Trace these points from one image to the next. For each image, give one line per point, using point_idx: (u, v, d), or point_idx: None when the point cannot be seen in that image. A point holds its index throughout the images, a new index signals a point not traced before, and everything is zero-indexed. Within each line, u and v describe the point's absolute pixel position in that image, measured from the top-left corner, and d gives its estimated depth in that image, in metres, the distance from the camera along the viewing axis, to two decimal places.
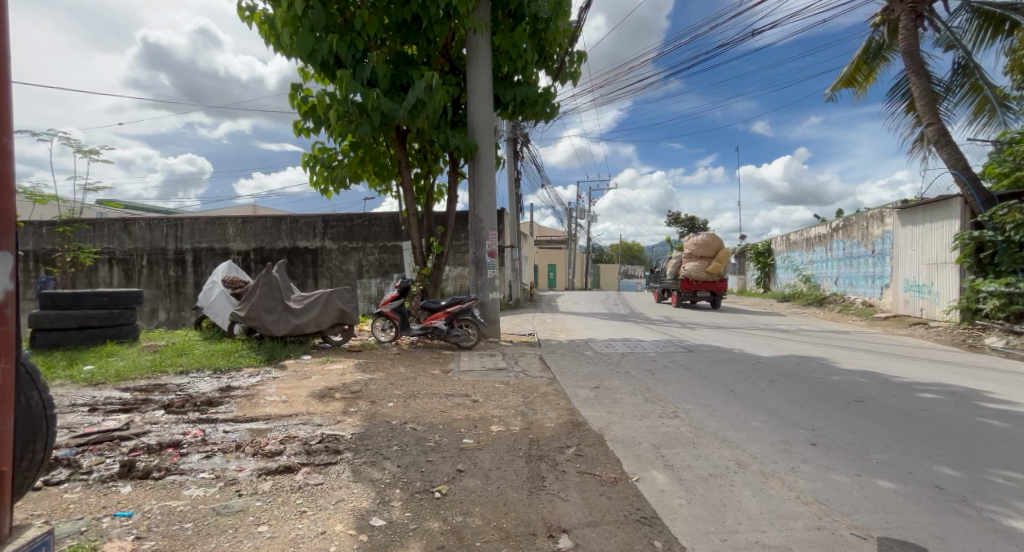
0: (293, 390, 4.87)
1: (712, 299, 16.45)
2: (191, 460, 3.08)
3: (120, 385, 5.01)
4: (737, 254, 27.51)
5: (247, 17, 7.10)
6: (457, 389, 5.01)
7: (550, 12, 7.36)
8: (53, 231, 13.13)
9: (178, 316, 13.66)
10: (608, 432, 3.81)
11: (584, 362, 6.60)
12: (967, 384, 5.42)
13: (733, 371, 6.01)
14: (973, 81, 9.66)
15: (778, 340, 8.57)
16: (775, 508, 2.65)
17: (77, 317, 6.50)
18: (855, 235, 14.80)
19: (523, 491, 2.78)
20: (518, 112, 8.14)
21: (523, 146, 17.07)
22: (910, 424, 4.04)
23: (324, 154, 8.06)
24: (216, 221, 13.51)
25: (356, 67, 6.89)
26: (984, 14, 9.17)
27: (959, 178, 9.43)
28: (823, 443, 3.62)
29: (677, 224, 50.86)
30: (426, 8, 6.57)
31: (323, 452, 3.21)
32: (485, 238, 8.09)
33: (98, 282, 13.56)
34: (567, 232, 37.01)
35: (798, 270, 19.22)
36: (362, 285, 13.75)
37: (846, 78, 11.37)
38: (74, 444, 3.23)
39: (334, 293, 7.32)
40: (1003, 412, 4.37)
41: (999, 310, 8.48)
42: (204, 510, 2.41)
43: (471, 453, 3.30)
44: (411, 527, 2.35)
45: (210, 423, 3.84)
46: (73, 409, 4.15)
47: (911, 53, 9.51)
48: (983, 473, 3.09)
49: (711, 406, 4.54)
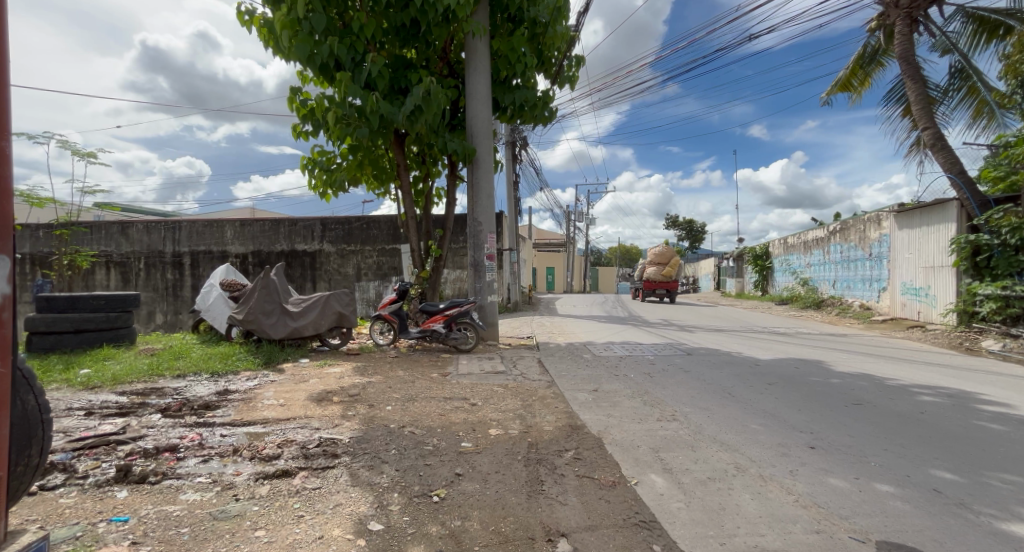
0: (291, 393, 4.86)
1: (668, 297, 20.44)
2: (188, 464, 3.06)
3: (116, 388, 4.99)
4: (735, 258, 27.59)
5: (246, 22, 7.12)
6: (455, 393, 5.00)
7: (550, 16, 7.36)
8: (50, 234, 13.09)
9: (175, 319, 13.62)
10: (608, 435, 3.80)
11: (582, 366, 6.58)
12: (964, 387, 5.43)
13: (732, 374, 6.00)
14: (970, 85, 9.69)
15: (777, 343, 8.56)
16: (774, 512, 2.65)
17: (73, 321, 6.47)
18: (852, 238, 14.84)
19: (522, 495, 2.77)
20: (517, 115, 8.16)
21: (522, 150, 17.11)
22: (907, 427, 4.05)
23: (323, 156, 8.07)
24: (214, 224, 13.51)
25: (356, 71, 6.91)
26: (978, 19, 9.24)
27: (955, 181, 9.46)
28: (821, 446, 3.62)
29: (675, 227, 51.11)
30: (426, 12, 6.58)
31: (321, 455, 3.20)
32: (483, 241, 8.08)
33: (94, 285, 13.52)
34: (566, 236, 37.13)
35: (795, 273, 19.31)
36: (360, 288, 13.73)
37: (842, 83, 11.43)
38: (70, 449, 3.21)
39: (332, 296, 7.30)
40: (1001, 415, 4.38)
41: (995, 313, 8.49)
42: (201, 515, 2.40)
43: (470, 457, 3.30)
44: (410, 531, 2.34)
45: (207, 427, 3.82)
46: (69, 413, 4.12)
47: (907, 57, 9.56)
48: (981, 477, 3.09)
49: (709, 409, 4.55)
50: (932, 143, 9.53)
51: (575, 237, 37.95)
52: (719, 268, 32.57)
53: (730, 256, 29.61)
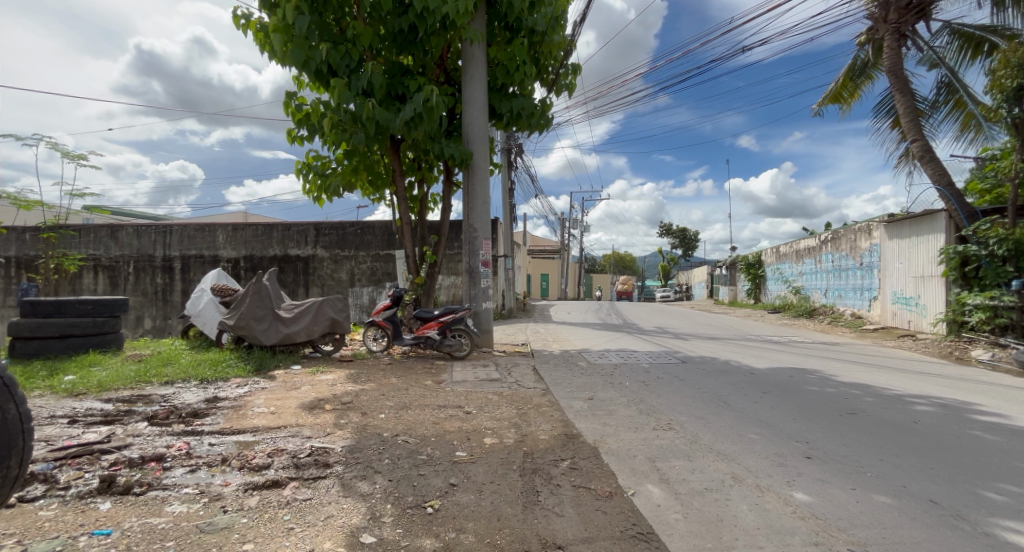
0: (282, 401, 4.78)
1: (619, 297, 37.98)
2: (174, 474, 2.98)
3: (102, 395, 4.87)
4: (728, 266, 27.79)
5: (241, 26, 7.08)
6: (450, 400, 4.95)
7: (546, 25, 7.32)
8: (37, 237, 12.89)
9: (165, 324, 13.47)
10: (604, 445, 3.75)
11: (577, 373, 6.53)
12: (959, 397, 5.42)
13: (726, 383, 5.97)
14: (957, 99, 9.83)
15: (772, 352, 8.51)
16: (773, 523, 2.61)
17: (59, 326, 6.35)
18: (844, 247, 14.89)
19: (518, 507, 2.71)
20: (513, 122, 8.14)
21: (517, 155, 17.19)
22: (902, 437, 4.03)
23: (318, 161, 7.97)
24: (207, 228, 13.44)
25: (351, 77, 6.89)
26: (965, 35, 9.40)
27: (943, 193, 9.51)
28: (818, 456, 3.60)
29: (669, 235, 51.28)
30: (424, 18, 6.53)
31: (312, 465, 3.13)
32: (478, 247, 8.00)
33: (82, 289, 13.29)
34: (561, 242, 37.24)
35: (787, 282, 19.46)
36: (354, 293, 13.61)
37: (833, 95, 11.55)
38: (52, 458, 3.12)
39: (325, 302, 7.23)
40: (994, 424, 4.38)
41: (985, 323, 8.55)
42: (188, 528, 2.33)
43: (465, 467, 3.24)
44: (402, 544, 2.28)
45: (195, 435, 3.74)
46: (52, 420, 4.01)
47: (895, 71, 9.69)
48: (977, 488, 3.07)
49: (705, 418, 4.51)
50: (921, 154, 9.58)
51: (569, 243, 38.06)
52: (715, 276, 31.92)
53: (722, 265, 29.71)
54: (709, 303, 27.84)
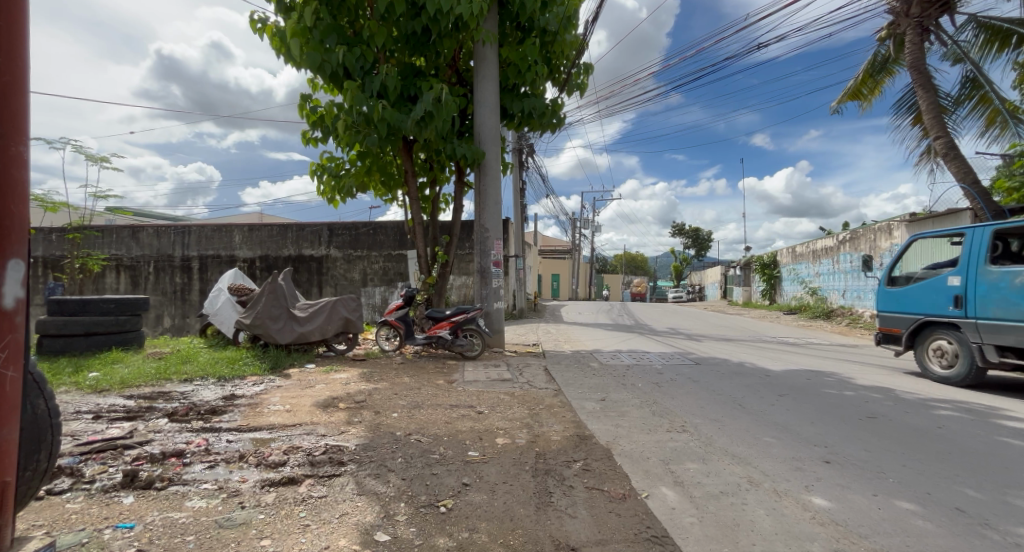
0: (297, 399, 4.85)
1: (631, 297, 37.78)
2: (194, 470, 3.05)
3: (124, 392, 4.99)
4: (742, 267, 27.53)
5: (258, 30, 7.19)
6: (462, 400, 4.97)
7: (558, 25, 7.33)
8: (62, 237, 13.21)
9: (183, 322, 13.69)
10: (616, 446, 3.75)
11: (590, 374, 6.51)
12: (983, 401, 5.30)
13: (741, 385, 5.91)
14: (982, 94, 9.63)
15: (787, 354, 8.41)
16: (790, 529, 2.59)
17: (83, 324, 6.50)
18: (862, 247, 14.65)
19: (530, 507, 2.72)
20: (525, 122, 8.16)
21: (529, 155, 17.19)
22: (923, 442, 3.96)
23: (331, 162, 8.07)
24: (223, 229, 13.64)
25: (365, 79, 6.96)
26: (991, 28, 9.21)
27: (967, 192, 9.32)
28: (837, 460, 3.56)
29: (681, 235, 50.96)
30: (437, 21, 6.57)
31: (327, 463, 3.17)
32: (490, 247, 8.02)
33: (104, 289, 13.58)
34: (573, 242, 37.15)
35: (803, 282, 19.20)
36: (367, 293, 13.73)
37: (852, 92, 11.39)
38: (77, 453, 3.21)
39: (339, 302, 7.30)
40: (1020, 431, 4.28)
41: None
42: (207, 523, 2.38)
43: (477, 467, 3.26)
44: (417, 543, 2.30)
45: (214, 432, 3.81)
46: (77, 416, 4.12)
47: (917, 67, 9.52)
48: (1003, 496, 3.01)
49: (720, 420, 4.48)
50: (943, 152, 9.39)
51: (580, 244, 37.97)
52: (728, 276, 31.69)
53: (737, 266, 29.40)
54: (724, 304, 27.58)
